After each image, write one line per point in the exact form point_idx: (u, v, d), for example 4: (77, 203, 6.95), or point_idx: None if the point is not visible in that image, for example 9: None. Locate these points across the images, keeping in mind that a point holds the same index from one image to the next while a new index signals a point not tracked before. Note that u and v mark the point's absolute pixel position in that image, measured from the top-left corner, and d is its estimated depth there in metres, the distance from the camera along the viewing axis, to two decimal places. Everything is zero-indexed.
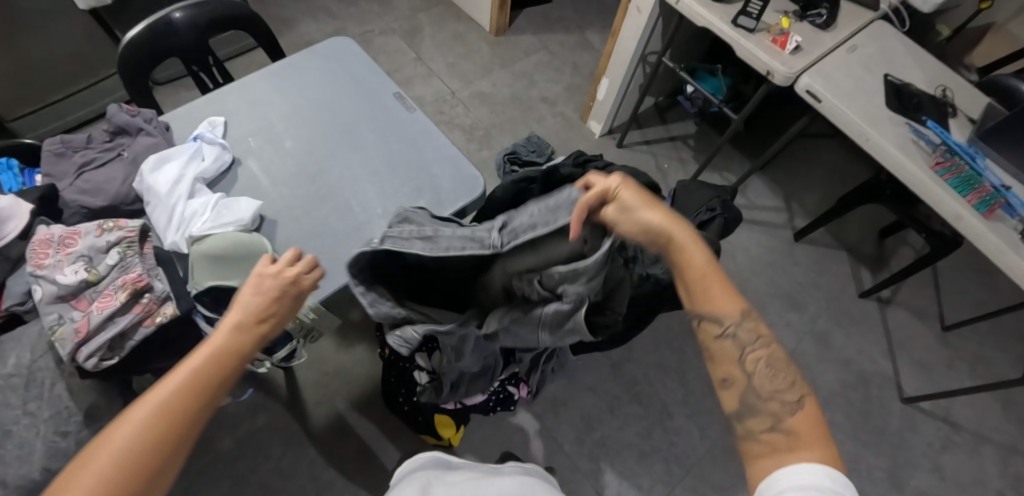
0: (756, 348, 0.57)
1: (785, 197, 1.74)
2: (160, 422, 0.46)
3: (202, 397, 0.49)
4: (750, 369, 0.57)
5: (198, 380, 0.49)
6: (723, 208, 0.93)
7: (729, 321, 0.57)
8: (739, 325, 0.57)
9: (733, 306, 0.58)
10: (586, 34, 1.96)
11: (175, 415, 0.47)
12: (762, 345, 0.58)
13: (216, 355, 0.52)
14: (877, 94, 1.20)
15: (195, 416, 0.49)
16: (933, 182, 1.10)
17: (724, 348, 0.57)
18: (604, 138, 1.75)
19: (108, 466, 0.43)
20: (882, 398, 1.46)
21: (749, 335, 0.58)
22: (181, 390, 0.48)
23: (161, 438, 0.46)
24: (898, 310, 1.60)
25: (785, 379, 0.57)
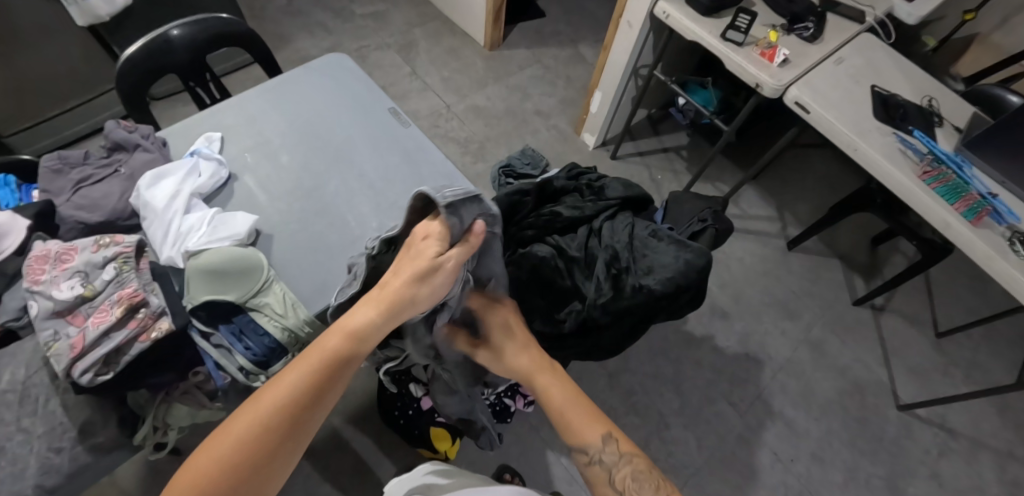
0: (621, 467, 0.72)
1: (778, 207, 1.75)
2: (272, 410, 0.54)
3: (309, 392, 0.56)
4: (619, 486, 0.71)
5: (311, 371, 0.57)
6: (715, 218, 0.94)
7: (592, 450, 0.73)
8: (602, 452, 0.73)
9: (598, 428, 0.74)
10: (579, 47, 1.99)
11: (287, 406, 0.55)
12: (626, 462, 0.72)
13: (334, 350, 0.58)
14: (864, 105, 1.22)
15: (298, 414, 0.55)
16: (921, 191, 1.12)
17: (592, 471, 0.73)
18: (598, 150, 1.76)
19: (232, 446, 0.52)
20: (878, 405, 1.47)
21: (616, 454, 0.73)
22: (295, 378, 0.56)
23: (268, 424, 0.53)
24: (892, 317, 1.61)
25: (648, 485, 0.71)
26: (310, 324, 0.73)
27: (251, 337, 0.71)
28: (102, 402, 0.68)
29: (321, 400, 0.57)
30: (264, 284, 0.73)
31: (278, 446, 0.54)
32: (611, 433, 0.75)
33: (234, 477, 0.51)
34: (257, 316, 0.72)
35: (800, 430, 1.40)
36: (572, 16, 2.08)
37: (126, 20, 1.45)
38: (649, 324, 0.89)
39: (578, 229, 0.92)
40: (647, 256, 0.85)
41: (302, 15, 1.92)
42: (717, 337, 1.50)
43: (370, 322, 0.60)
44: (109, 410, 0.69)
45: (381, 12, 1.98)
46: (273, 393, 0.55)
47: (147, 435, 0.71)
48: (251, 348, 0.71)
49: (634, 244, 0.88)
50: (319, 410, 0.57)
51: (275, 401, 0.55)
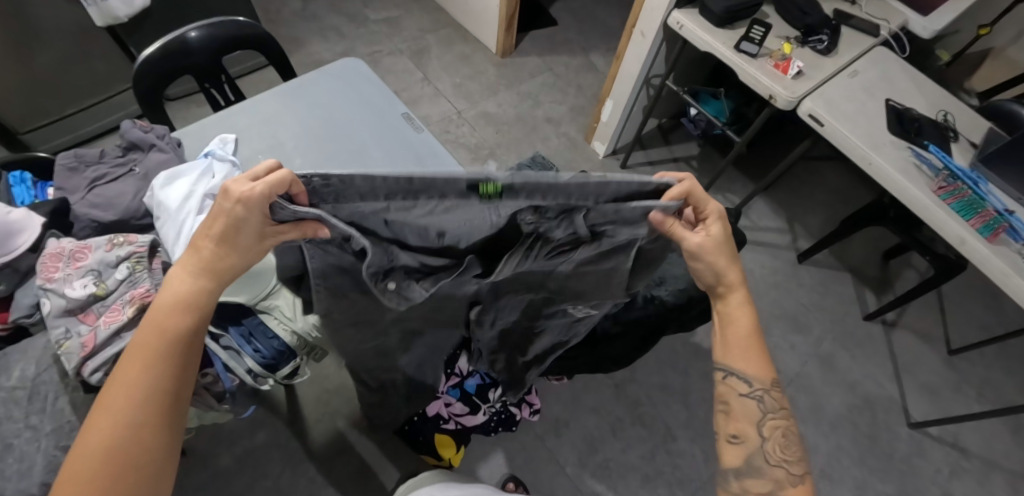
0: (776, 416, 0.61)
1: (789, 219, 1.74)
2: (129, 406, 0.48)
3: (170, 369, 0.51)
4: (765, 433, 0.61)
5: (162, 343, 0.51)
6: (727, 229, 0.92)
7: (756, 385, 0.61)
8: (765, 392, 0.61)
9: (766, 375, 0.62)
10: (591, 56, 2.00)
11: (148, 396, 0.49)
12: (783, 416, 0.62)
13: (163, 346, 0.51)
14: (878, 118, 1.22)
15: (160, 402, 0.50)
16: (935, 206, 1.11)
17: (744, 405, 0.61)
18: (608, 158, 1.76)
19: (101, 453, 0.46)
20: (889, 422, 1.45)
21: (773, 403, 0.61)
22: (139, 386, 0.49)
23: (131, 423, 0.48)
24: (904, 333, 1.59)
25: (794, 452, 0.61)
26: (317, 330, 0.76)
27: (260, 339, 0.72)
28: None
29: (193, 370, 0.54)
30: (275, 287, 0.75)
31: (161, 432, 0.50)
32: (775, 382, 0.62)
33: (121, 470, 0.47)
34: (267, 319, 0.74)
35: (809, 446, 1.38)
36: (583, 25, 2.09)
37: (144, 22, 1.47)
38: (660, 336, 0.89)
39: None
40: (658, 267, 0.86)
41: (317, 19, 1.93)
42: None
43: (202, 291, 0.54)
44: None
45: (395, 18, 1.99)
46: (124, 390, 0.49)
47: None
48: (260, 351, 0.71)
49: None
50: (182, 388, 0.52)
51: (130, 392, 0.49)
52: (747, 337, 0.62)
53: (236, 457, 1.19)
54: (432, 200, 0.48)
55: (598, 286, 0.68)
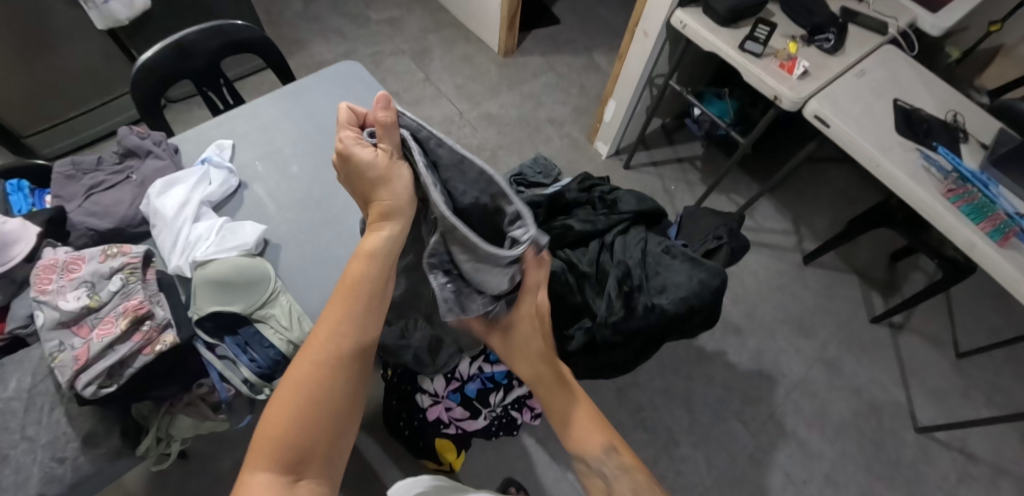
0: (623, 477, 0.66)
1: (794, 220, 1.71)
2: (311, 383, 0.53)
3: (343, 360, 0.55)
4: (615, 492, 0.66)
5: (342, 317, 0.56)
6: (730, 236, 0.90)
7: (595, 457, 0.68)
8: (606, 461, 0.68)
9: (601, 439, 0.69)
10: (594, 55, 1.98)
11: (324, 371, 0.54)
12: (630, 475, 0.67)
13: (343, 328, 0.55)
14: (887, 119, 1.19)
15: (333, 383, 0.54)
16: (945, 209, 1.09)
17: (595, 481, 0.69)
18: (611, 158, 1.74)
19: (281, 418, 0.51)
20: (895, 427, 1.43)
21: (616, 467, 0.67)
22: (319, 362, 0.54)
23: (309, 399, 0.53)
24: (911, 336, 1.57)
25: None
26: None
27: (256, 348, 0.71)
28: (106, 412, 0.67)
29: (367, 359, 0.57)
30: (270, 296, 0.73)
31: (334, 416, 0.54)
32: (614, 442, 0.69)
33: (296, 451, 0.51)
34: (263, 328, 0.72)
35: (813, 451, 1.37)
36: (588, 24, 2.06)
37: (145, 25, 1.47)
38: (660, 344, 0.89)
39: (588, 243, 0.95)
40: (660, 274, 0.85)
41: (318, 20, 1.92)
42: (730, 352, 1.47)
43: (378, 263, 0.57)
44: (114, 421, 0.67)
45: (396, 18, 1.98)
46: (310, 365, 0.54)
47: (150, 446, 0.69)
48: (256, 361, 0.70)
49: (646, 261, 0.88)
50: (348, 380, 0.55)
51: (293, 399, 0.52)
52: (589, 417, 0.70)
53: (237, 460, 1.19)
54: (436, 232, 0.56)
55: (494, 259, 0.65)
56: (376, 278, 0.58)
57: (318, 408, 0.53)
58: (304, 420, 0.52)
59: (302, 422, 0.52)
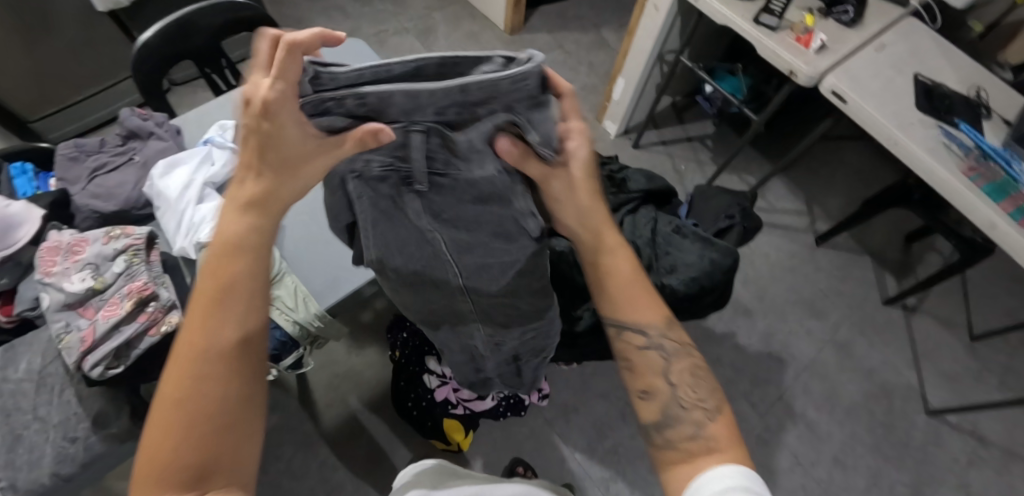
0: (680, 359, 0.58)
1: (807, 200, 1.68)
2: (178, 403, 0.42)
3: (223, 363, 0.43)
4: (673, 379, 0.57)
5: (206, 317, 0.44)
6: (743, 215, 0.87)
7: (651, 331, 0.57)
8: (662, 335, 0.58)
9: (659, 315, 0.58)
10: (602, 32, 1.93)
11: (199, 384, 0.42)
12: (686, 354, 0.59)
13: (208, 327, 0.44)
14: (907, 95, 1.15)
15: (216, 393, 0.43)
16: (965, 188, 1.05)
17: (647, 358, 0.57)
18: (620, 138, 1.71)
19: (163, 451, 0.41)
20: (906, 409, 1.42)
21: (673, 345, 0.58)
22: (185, 372, 0.43)
23: (185, 422, 0.41)
24: (925, 318, 1.54)
25: (706, 385, 0.58)
26: (320, 319, 0.73)
27: None
28: (115, 393, 0.67)
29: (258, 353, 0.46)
30: (275, 277, 0.73)
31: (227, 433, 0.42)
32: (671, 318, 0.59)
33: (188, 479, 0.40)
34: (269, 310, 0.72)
35: (822, 433, 1.36)
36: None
37: (146, 5, 1.45)
38: None
39: None
40: (670, 255, 0.83)
41: None
42: (739, 334, 1.46)
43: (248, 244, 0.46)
44: (123, 401, 0.68)
45: None
46: (178, 381, 0.42)
47: None
48: None
49: (656, 240, 0.86)
50: (232, 385, 0.44)
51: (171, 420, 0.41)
52: (643, 289, 0.58)
53: None
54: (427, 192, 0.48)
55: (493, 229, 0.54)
56: (253, 250, 0.46)
57: (214, 396, 0.43)
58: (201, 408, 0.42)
59: (189, 450, 0.41)
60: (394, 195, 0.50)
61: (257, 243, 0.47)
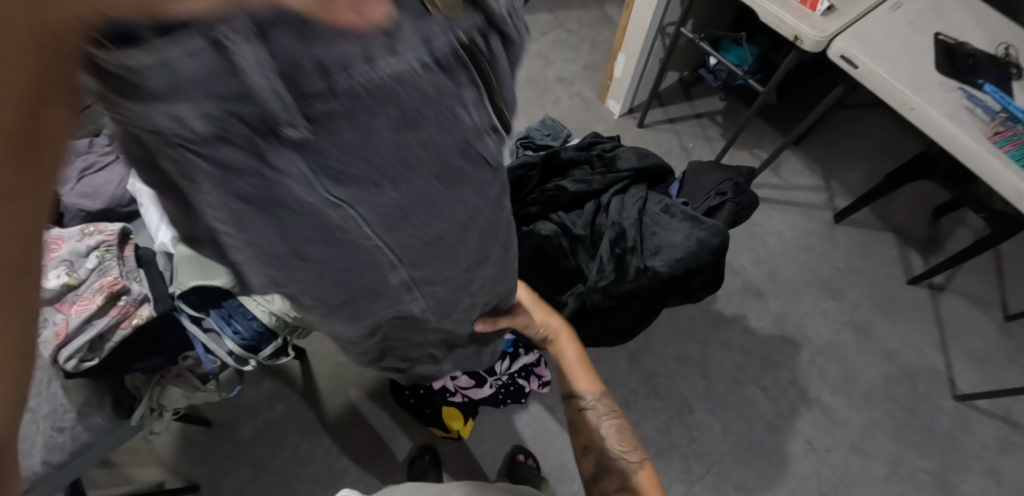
0: (608, 417, 0.71)
1: (825, 175, 1.59)
2: None
3: None
4: (603, 434, 0.70)
5: None
6: (735, 191, 0.81)
7: (587, 396, 0.72)
8: (597, 399, 0.72)
9: (590, 382, 0.73)
10: (605, 8, 1.86)
11: None
12: (614, 414, 0.71)
13: None
14: (926, 56, 1.06)
15: None
16: (991, 155, 0.96)
17: (582, 417, 0.72)
18: (624, 118, 1.65)
19: None
20: (931, 393, 1.34)
21: (604, 405, 0.72)
22: None
23: None
24: (953, 297, 1.45)
25: (630, 440, 0.69)
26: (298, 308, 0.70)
27: (239, 321, 0.70)
28: (98, 385, 0.70)
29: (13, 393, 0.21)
30: None
31: None
32: (600, 385, 0.73)
33: None
34: (247, 301, 0.69)
35: (839, 419, 1.31)
36: None
37: None
38: (661, 307, 0.85)
39: (583, 204, 0.90)
40: (656, 235, 0.80)
41: None
42: (750, 316, 1.40)
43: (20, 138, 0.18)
44: (107, 393, 0.70)
45: None
46: None
47: (144, 416, 0.71)
48: (240, 333, 0.70)
49: (643, 221, 0.83)
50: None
51: None
52: (577, 356, 0.74)
53: (256, 427, 1.24)
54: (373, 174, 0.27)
55: (443, 214, 0.34)
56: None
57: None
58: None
59: None
60: (245, 169, 0.24)
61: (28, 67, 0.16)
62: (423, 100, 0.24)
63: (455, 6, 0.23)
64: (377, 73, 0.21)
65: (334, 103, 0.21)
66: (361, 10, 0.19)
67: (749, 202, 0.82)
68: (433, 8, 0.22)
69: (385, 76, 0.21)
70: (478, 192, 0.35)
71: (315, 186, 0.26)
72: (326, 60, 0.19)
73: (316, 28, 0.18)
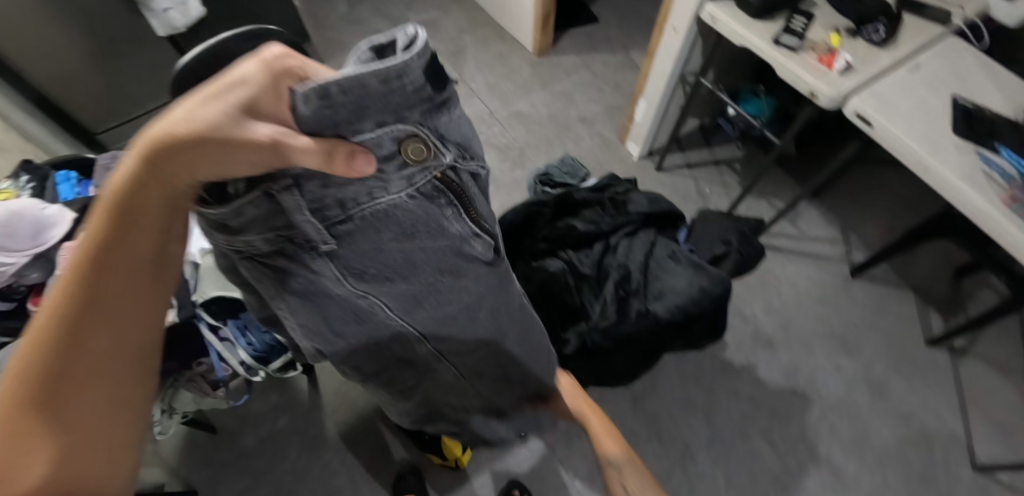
0: (631, 470, 0.74)
1: (843, 228, 1.58)
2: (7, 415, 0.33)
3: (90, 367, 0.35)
4: (626, 485, 0.72)
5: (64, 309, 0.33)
6: (740, 242, 0.84)
7: (612, 456, 0.76)
8: (619, 459, 0.76)
9: (614, 442, 0.78)
10: (630, 53, 1.92)
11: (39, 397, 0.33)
12: (638, 468, 0.74)
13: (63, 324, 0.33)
14: (943, 116, 1.07)
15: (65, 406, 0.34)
16: (1007, 220, 0.96)
17: (608, 474, 0.75)
18: (643, 160, 1.68)
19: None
20: (948, 461, 1.29)
21: (630, 462, 0.75)
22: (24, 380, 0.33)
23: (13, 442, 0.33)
24: (975, 361, 1.41)
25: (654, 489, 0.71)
26: None
27: (254, 333, 0.76)
28: None
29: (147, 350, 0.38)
30: None
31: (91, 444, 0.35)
32: (625, 445, 0.78)
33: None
34: None
35: (849, 480, 1.26)
36: (625, 21, 2.01)
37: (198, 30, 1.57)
38: (661, 352, 0.86)
39: (593, 244, 0.93)
40: (660, 280, 0.82)
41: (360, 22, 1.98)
42: (760, 367, 1.38)
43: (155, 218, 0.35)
44: None
45: (433, 18, 2.00)
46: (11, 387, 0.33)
47: (157, 416, 0.74)
48: (253, 344, 0.76)
49: (648, 265, 0.85)
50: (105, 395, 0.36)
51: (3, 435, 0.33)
52: (602, 425, 0.80)
53: (259, 438, 1.26)
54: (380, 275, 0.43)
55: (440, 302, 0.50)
56: (150, 217, 0.34)
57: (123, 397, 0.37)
58: (115, 425, 0.37)
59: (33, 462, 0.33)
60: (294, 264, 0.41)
61: (170, 212, 0.34)
62: (414, 223, 0.38)
63: (429, 157, 0.34)
64: (378, 204, 0.36)
65: (352, 223, 0.37)
66: (350, 164, 0.31)
67: (754, 256, 0.85)
68: (409, 160, 0.34)
69: (382, 204, 0.36)
70: (476, 279, 0.50)
71: (343, 277, 0.42)
72: (342, 196, 0.34)
73: (333, 178, 0.33)
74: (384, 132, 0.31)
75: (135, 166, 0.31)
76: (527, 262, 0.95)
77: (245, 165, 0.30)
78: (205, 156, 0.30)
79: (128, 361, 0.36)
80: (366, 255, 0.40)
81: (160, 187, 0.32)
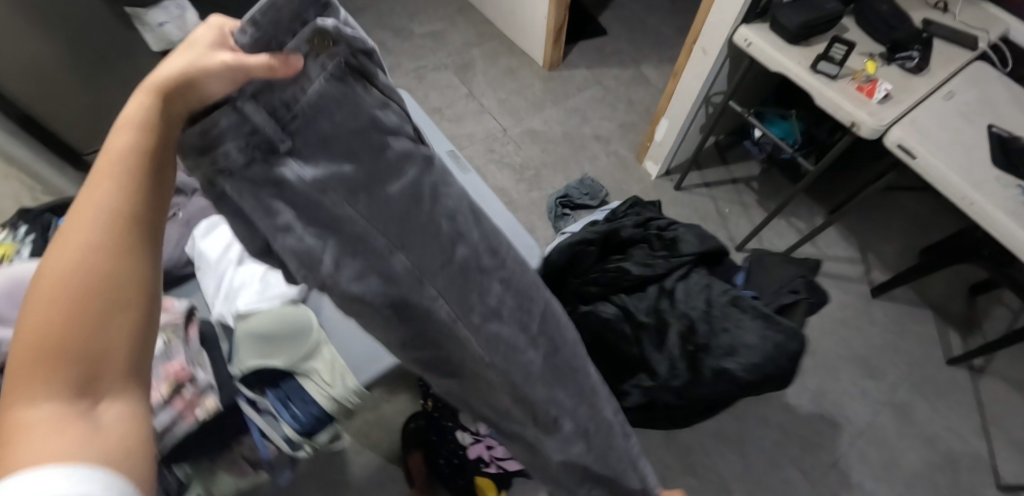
0: None
1: (860, 247, 1.58)
2: (31, 358, 0.28)
3: (112, 300, 0.30)
4: None
5: (90, 233, 0.30)
6: (809, 289, 0.80)
7: None
8: None
9: None
10: (641, 68, 1.89)
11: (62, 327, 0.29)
12: None
13: (92, 244, 0.30)
14: (980, 149, 1.05)
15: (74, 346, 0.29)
16: None
17: None
18: (660, 180, 1.65)
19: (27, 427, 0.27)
20: (974, 483, 1.30)
21: None
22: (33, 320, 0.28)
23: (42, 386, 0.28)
24: (994, 381, 1.42)
25: None
26: (357, 395, 0.69)
27: (298, 403, 0.68)
28: None
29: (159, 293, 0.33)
30: (312, 348, 0.70)
31: (114, 385, 0.30)
32: None
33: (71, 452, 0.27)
34: (305, 382, 0.69)
35: None
36: (634, 34, 1.97)
37: None
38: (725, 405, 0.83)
39: (647, 288, 0.89)
40: (728, 332, 0.78)
41: None
42: (788, 393, 1.37)
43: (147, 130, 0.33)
44: None
45: (439, 31, 1.93)
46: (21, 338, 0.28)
47: None
48: (298, 417, 0.67)
49: (711, 313, 0.82)
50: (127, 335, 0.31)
51: (40, 371, 0.28)
52: None
53: None
54: (343, 198, 0.31)
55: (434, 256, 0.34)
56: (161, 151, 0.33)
57: (116, 301, 0.30)
58: (88, 344, 0.29)
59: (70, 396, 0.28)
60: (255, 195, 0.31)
61: (161, 150, 0.33)
62: (335, 101, 0.31)
63: (327, 46, 0.31)
64: (299, 94, 0.30)
65: (286, 114, 0.30)
66: (288, 65, 0.30)
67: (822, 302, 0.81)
68: (315, 49, 0.30)
69: (307, 93, 0.30)
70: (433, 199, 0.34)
71: (308, 222, 0.32)
72: (278, 96, 0.30)
73: (261, 80, 0.30)
74: (290, 22, 0.30)
75: (146, 99, 0.33)
76: (577, 306, 0.90)
77: (217, 78, 0.31)
78: (184, 78, 0.33)
79: (131, 272, 0.31)
80: (322, 161, 0.31)
81: (163, 110, 0.33)
